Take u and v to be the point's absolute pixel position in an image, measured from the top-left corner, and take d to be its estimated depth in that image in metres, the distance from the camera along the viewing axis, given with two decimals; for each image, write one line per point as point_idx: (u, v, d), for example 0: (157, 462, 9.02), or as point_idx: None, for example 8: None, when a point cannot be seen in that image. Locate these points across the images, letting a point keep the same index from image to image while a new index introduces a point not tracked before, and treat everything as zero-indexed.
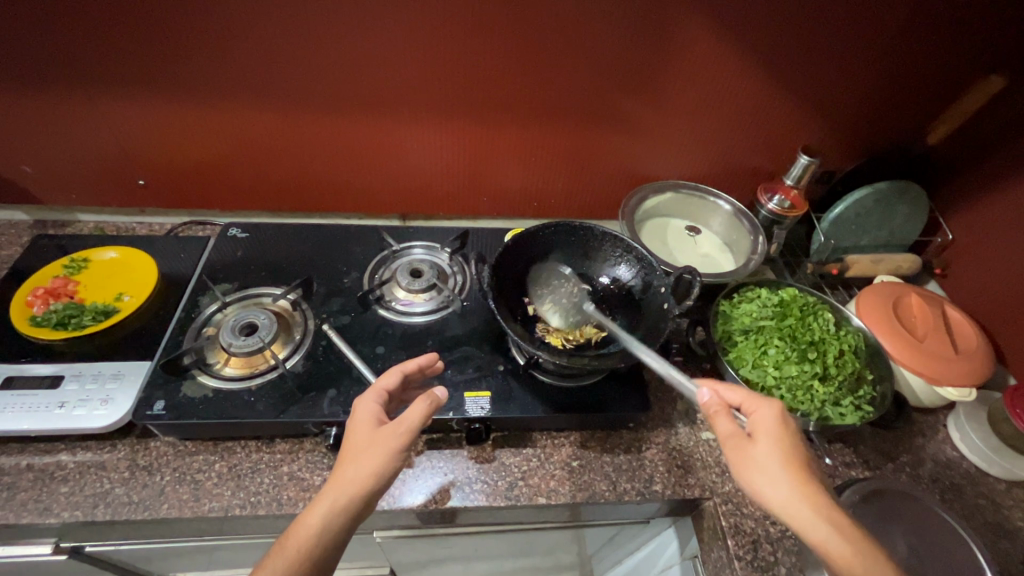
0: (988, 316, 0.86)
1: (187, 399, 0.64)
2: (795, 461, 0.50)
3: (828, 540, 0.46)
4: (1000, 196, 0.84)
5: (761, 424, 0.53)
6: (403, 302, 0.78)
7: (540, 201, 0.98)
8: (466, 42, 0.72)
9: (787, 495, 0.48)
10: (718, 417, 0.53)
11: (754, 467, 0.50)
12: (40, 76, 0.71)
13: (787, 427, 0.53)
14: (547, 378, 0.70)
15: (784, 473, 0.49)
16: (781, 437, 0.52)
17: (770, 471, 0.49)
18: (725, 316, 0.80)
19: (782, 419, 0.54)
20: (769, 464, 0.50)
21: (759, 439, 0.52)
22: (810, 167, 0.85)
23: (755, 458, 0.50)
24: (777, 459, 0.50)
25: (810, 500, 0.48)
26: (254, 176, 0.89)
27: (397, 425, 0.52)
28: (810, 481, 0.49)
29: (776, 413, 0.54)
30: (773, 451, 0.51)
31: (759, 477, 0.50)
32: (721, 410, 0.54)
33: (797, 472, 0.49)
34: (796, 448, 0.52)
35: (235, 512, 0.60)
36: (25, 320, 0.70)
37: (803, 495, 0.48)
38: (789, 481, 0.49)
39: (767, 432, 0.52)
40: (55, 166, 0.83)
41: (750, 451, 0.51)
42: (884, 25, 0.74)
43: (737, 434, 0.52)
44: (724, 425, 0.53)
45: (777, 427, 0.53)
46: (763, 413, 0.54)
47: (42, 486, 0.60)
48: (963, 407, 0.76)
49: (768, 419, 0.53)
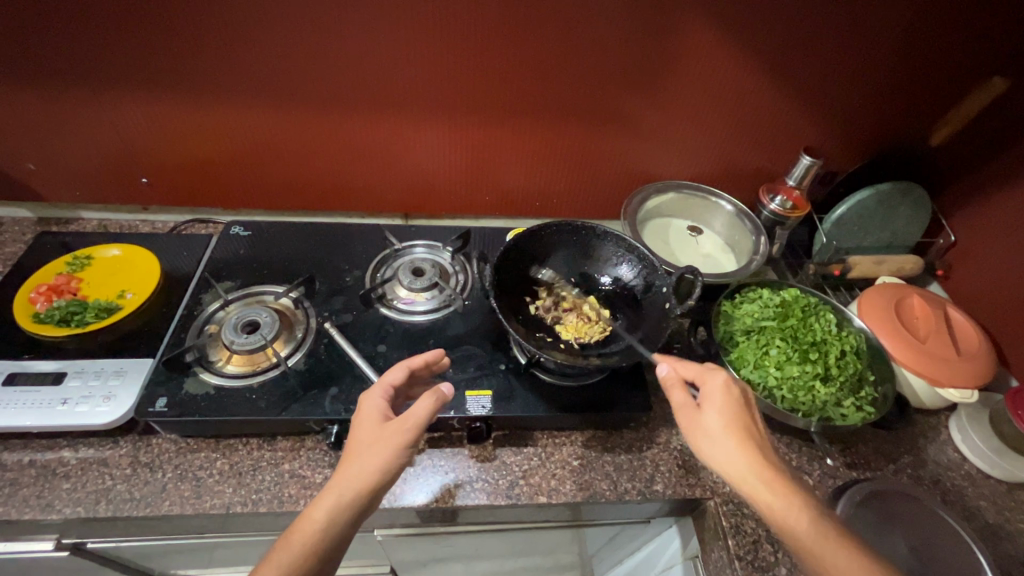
0: (991, 318, 0.86)
1: (189, 396, 0.64)
2: (737, 427, 0.53)
3: (765, 497, 0.49)
4: (1003, 197, 0.84)
5: (708, 394, 0.55)
6: (405, 302, 0.78)
7: (542, 201, 0.98)
8: (469, 41, 0.72)
9: (730, 458, 0.51)
10: (673, 390, 0.56)
11: (699, 434, 0.53)
12: (43, 74, 0.71)
13: (733, 395, 0.55)
14: (548, 377, 0.70)
15: (726, 438, 0.52)
16: (727, 405, 0.54)
17: (714, 437, 0.52)
18: (726, 316, 0.80)
19: (727, 390, 0.55)
20: (714, 431, 0.52)
21: (706, 407, 0.54)
22: (812, 168, 0.85)
23: (703, 426, 0.53)
24: (722, 426, 0.52)
25: (752, 463, 0.50)
26: (257, 174, 0.89)
27: (402, 421, 0.52)
28: (752, 445, 0.52)
29: (723, 381, 0.56)
30: (718, 418, 0.53)
31: (703, 442, 0.53)
32: (675, 382, 0.57)
33: (742, 438, 0.52)
34: (743, 414, 0.54)
35: (236, 509, 0.60)
36: (28, 316, 0.70)
37: (745, 458, 0.50)
38: (729, 445, 0.51)
39: (713, 401, 0.54)
40: (59, 165, 0.84)
41: (696, 419, 0.54)
42: (887, 25, 0.74)
43: (686, 404, 0.55)
44: (677, 397, 0.56)
45: (723, 397, 0.54)
46: (712, 382, 0.56)
47: (44, 482, 0.61)
48: (964, 409, 0.76)
49: (715, 389, 0.55)
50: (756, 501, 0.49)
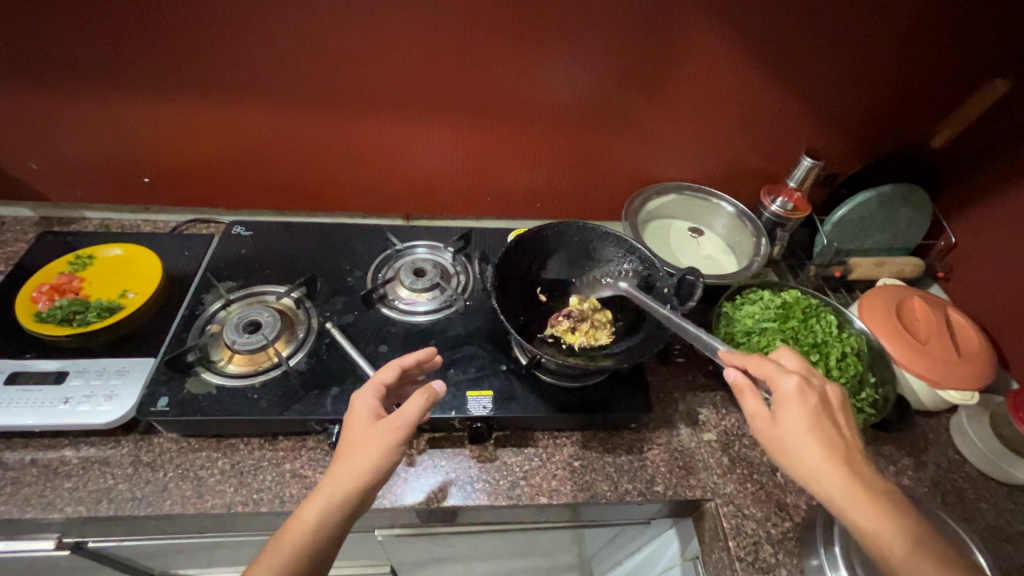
0: (991, 320, 0.86)
1: (190, 396, 0.64)
2: (820, 436, 0.49)
3: (857, 516, 0.46)
4: (1003, 199, 0.84)
5: (783, 400, 0.51)
6: (406, 302, 0.78)
7: (543, 202, 0.98)
8: (471, 42, 0.72)
9: (816, 474, 0.48)
10: (745, 396, 0.53)
11: (777, 443, 0.50)
12: (47, 73, 0.72)
13: (810, 399, 0.51)
14: (549, 378, 0.70)
15: (809, 449, 0.48)
16: (807, 413, 0.50)
17: (794, 448, 0.49)
18: (727, 318, 0.80)
19: (802, 395, 0.51)
20: (795, 444, 0.49)
21: (783, 415, 0.50)
22: (812, 170, 0.85)
23: (781, 436, 0.50)
24: (804, 438, 0.49)
25: (841, 479, 0.47)
26: (258, 174, 0.89)
27: (392, 420, 0.52)
28: (839, 457, 0.48)
29: (798, 385, 0.51)
30: (799, 430, 0.49)
31: (783, 452, 0.50)
32: (747, 388, 0.53)
33: (827, 450, 0.48)
34: (825, 421, 0.50)
35: (237, 509, 0.60)
36: (30, 315, 0.70)
37: (833, 474, 0.47)
38: (811, 456, 0.48)
39: (790, 409, 0.50)
40: (61, 164, 0.84)
41: (773, 428, 0.51)
42: (888, 27, 0.74)
43: (761, 414, 0.52)
44: (751, 404, 0.52)
45: (800, 405, 0.50)
46: (785, 388, 0.52)
47: (46, 481, 0.61)
48: (965, 410, 0.76)
49: (791, 396, 0.51)
50: (843, 515, 0.47)
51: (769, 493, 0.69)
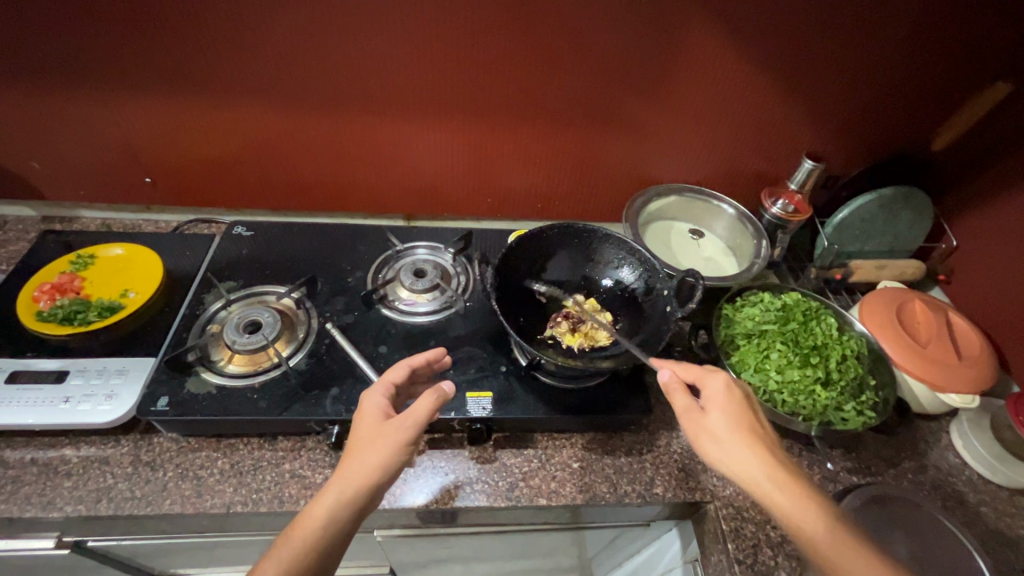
0: (993, 323, 0.86)
1: (190, 395, 0.64)
2: (744, 428, 0.52)
3: (779, 498, 0.48)
4: (1005, 202, 0.84)
5: (711, 396, 0.55)
6: (407, 302, 0.78)
7: (544, 203, 0.98)
8: (471, 42, 0.72)
9: (739, 460, 0.50)
10: (676, 393, 0.55)
11: (706, 436, 0.52)
12: (48, 72, 0.72)
13: (735, 396, 0.55)
14: (549, 379, 0.70)
15: (735, 439, 0.51)
16: (731, 406, 0.54)
17: (722, 439, 0.51)
18: (727, 319, 0.80)
19: (728, 391, 0.55)
20: (722, 433, 0.52)
21: (711, 410, 0.54)
22: (814, 172, 0.85)
23: (710, 428, 0.52)
24: (728, 427, 0.52)
25: (763, 464, 0.49)
26: (260, 174, 0.89)
27: (404, 418, 0.53)
28: (761, 445, 0.51)
29: (724, 382, 0.56)
30: (724, 420, 0.52)
31: (710, 443, 0.52)
32: (677, 386, 0.56)
33: (750, 438, 0.51)
34: (748, 415, 0.53)
35: (236, 508, 0.60)
36: (32, 314, 0.71)
37: (756, 460, 0.50)
38: (738, 445, 0.51)
39: (716, 402, 0.54)
40: (62, 163, 0.84)
41: (702, 421, 0.53)
42: (889, 29, 0.74)
43: (690, 407, 0.54)
44: (681, 400, 0.55)
45: (726, 397, 0.54)
46: (714, 384, 0.55)
47: (46, 480, 0.61)
48: (965, 414, 0.76)
49: (718, 391, 0.55)
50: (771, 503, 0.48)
51: None
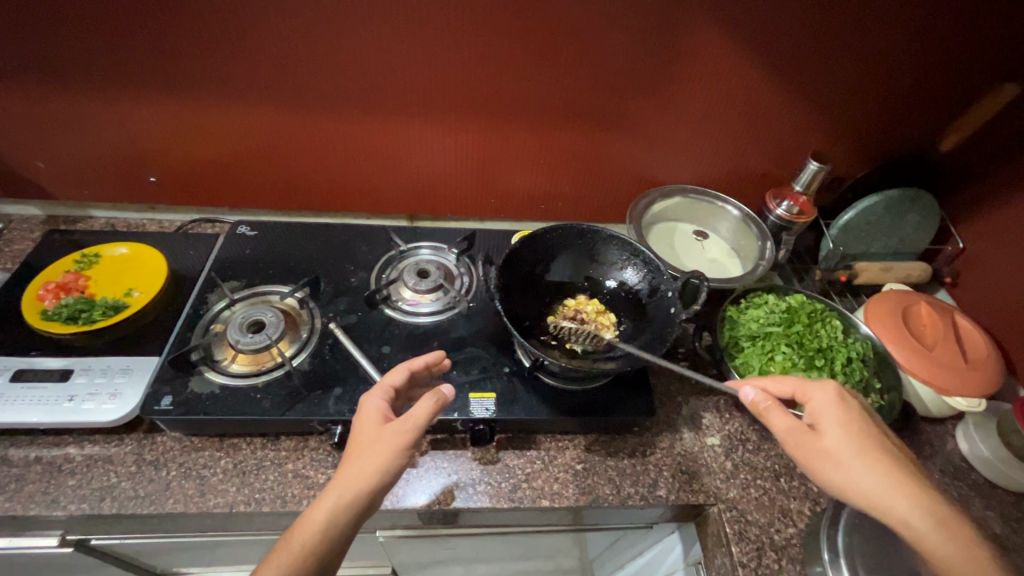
0: (999, 326, 0.85)
1: (194, 395, 0.64)
2: (866, 446, 0.50)
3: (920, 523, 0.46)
4: (1012, 204, 0.83)
5: (823, 411, 0.52)
6: (410, 302, 0.78)
7: (547, 204, 0.98)
8: (475, 43, 0.72)
9: (864, 482, 0.48)
10: (776, 414, 0.53)
11: (822, 460, 0.50)
12: (55, 71, 0.72)
13: (847, 407, 0.52)
14: (552, 381, 0.70)
15: (860, 459, 0.49)
16: (845, 420, 0.51)
17: (843, 461, 0.49)
18: (731, 321, 0.80)
19: (840, 404, 0.52)
20: (840, 453, 0.49)
21: (824, 428, 0.51)
22: (818, 174, 0.84)
23: (825, 449, 0.50)
24: (850, 446, 0.50)
25: (892, 484, 0.47)
26: (264, 175, 0.89)
27: (403, 422, 0.52)
28: (886, 462, 0.49)
29: (833, 394, 0.53)
30: (841, 440, 0.50)
31: (830, 467, 0.49)
32: (774, 406, 0.53)
33: (871, 456, 0.49)
34: (866, 428, 0.51)
35: (239, 508, 0.60)
36: (36, 313, 0.71)
37: (884, 480, 0.47)
38: (865, 467, 0.48)
39: (829, 418, 0.51)
40: (67, 163, 0.84)
41: (815, 443, 0.50)
42: (896, 30, 0.73)
43: (799, 428, 0.51)
44: (786, 421, 0.52)
45: (840, 411, 0.52)
46: (820, 398, 0.53)
47: (50, 478, 0.61)
48: (971, 417, 0.75)
49: (828, 404, 0.52)
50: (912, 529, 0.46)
51: (772, 499, 0.68)
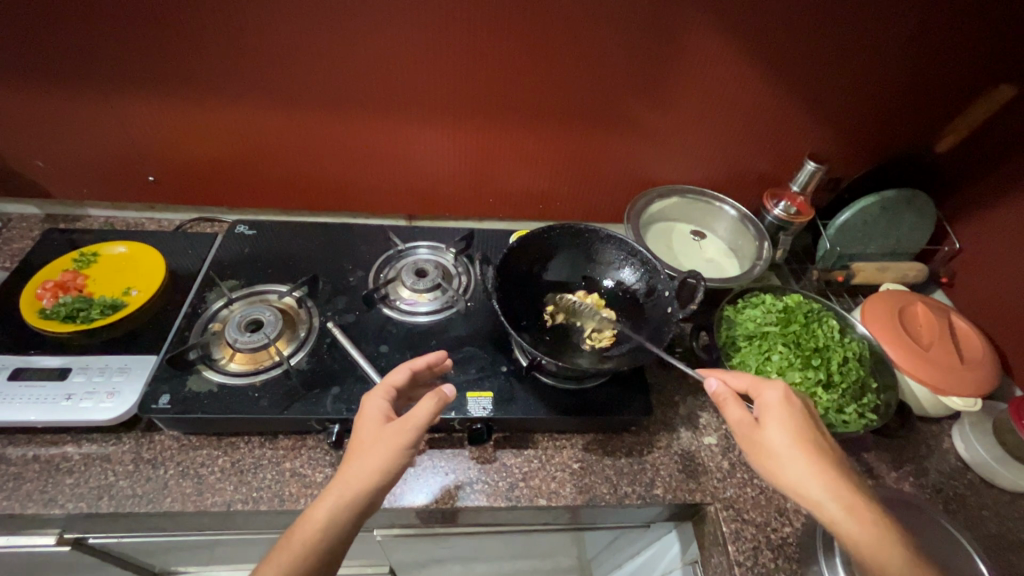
0: (995, 326, 0.86)
1: (192, 393, 0.64)
2: (806, 444, 0.51)
3: (845, 521, 0.47)
4: (1008, 205, 0.83)
5: (769, 408, 0.54)
6: (408, 302, 0.78)
7: (545, 204, 0.98)
8: (473, 43, 0.72)
9: (796, 477, 0.49)
10: (728, 405, 0.54)
11: (762, 453, 0.52)
12: (53, 70, 0.72)
13: (793, 407, 0.54)
14: (549, 380, 0.70)
15: (796, 456, 0.50)
16: (789, 418, 0.53)
17: (781, 455, 0.50)
18: (729, 321, 0.80)
19: (787, 403, 0.54)
20: (778, 448, 0.51)
21: (767, 423, 0.53)
22: (816, 174, 0.84)
23: (765, 443, 0.52)
24: (788, 443, 0.51)
25: (822, 481, 0.48)
26: (262, 174, 0.89)
27: (404, 422, 0.52)
28: (823, 461, 0.50)
29: (781, 394, 0.54)
30: (781, 436, 0.51)
31: (769, 460, 0.51)
32: (729, 398, 0.55)
33: (809, 454, 0.50)
34: (808, 428, 0.52)
35: (237, 507, 0.61)
36: (34, 311, 0.71)
37: (816, 477, 0.49)
38: (800, 464, 0.50)
39: (773, 414, 0.53)
40: (66, 162, 0.84)
41: (758, 437, 0.52)
42: (892, 31, 0.74)
43: (745, 421, 0.53)
44: (735, 413, 0.54)
45: (784, 409, 0.53)
46: (769, 396, 0.54)
47: (48, 477, 0.61)
48: (967, 417, 0.76)
49: (775, 403, 0.54)
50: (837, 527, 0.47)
51: (769, 499, 0.68)
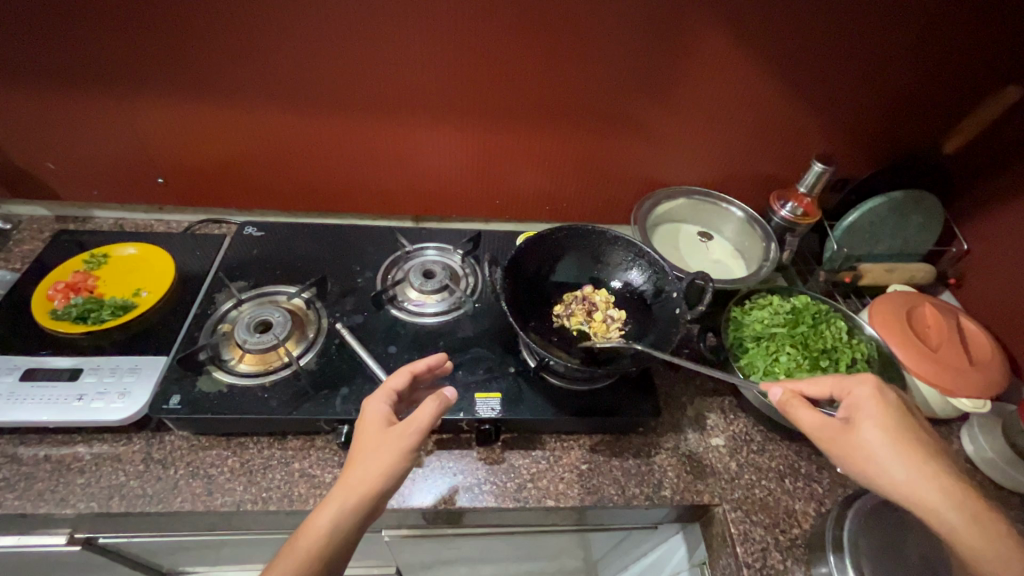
0: (1004, 327, 0.86)
1: (202, 394, 0.65)
2: (905, 442, 0.50)
3: (955, 520, 0.47)
4: (1016, 206, 0.83)
5: (862, 406, 0.53)
6: (416, 303, 0.78)
7: (552, 205, 0.98)
8: (481, 46, 0.73)
9: (901, 478, 0.49)
10: (800, 409, 0.54)
11: (858, 454, 0.51)
12: (66, 74, 0.73)
13: (886, 403, 0.53)
14: (557, 381, 0.70)
15: (896, 456, 0.50)
16: (884, 415, 0.52)
17: (881, 456, 0.50)
18: (735, 322, 0.80)
19: (880, 400, 0.53)
20: (877, 449, 0.50)
21: (862, 423, 0.52)
22: (823, 175, 0.84)
23: (861, 444, 0.51)
24: (887, 442, 0.50)
25: (928, 479, 0.48)
26: (271, 176, 0.90)
27: (406, 425, 0.53)
28: (925, 458, 0.50)
29: (873, 390, 0.54)
30: (879, 436, 0.51)
31: (869, 462, 0.50)
32: (797, 401, 0.55)
33: (911, 453, 0.50)
34: (905, 424, 0.52)
35: (246, 507, 0.61)
36: (46, 313, 0.72)
37: (922, 476, 0.48)
38: (903, 464, 0.49)
39: (867, 414, 0.52)
40: (77, 164, 0.85)
41: (853, 438, 0.52)
42: (900, 33, 0.74)
43: (836, 423, 0.53)
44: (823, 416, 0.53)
45: (879, 407, 0.52)
46: (859, 394, 0.54)
47: (59, 476, 0.62)
48: (976, 418, 0.75)
49: (867, 400, 0.53)
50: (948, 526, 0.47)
51: (777, 500, 0.68)
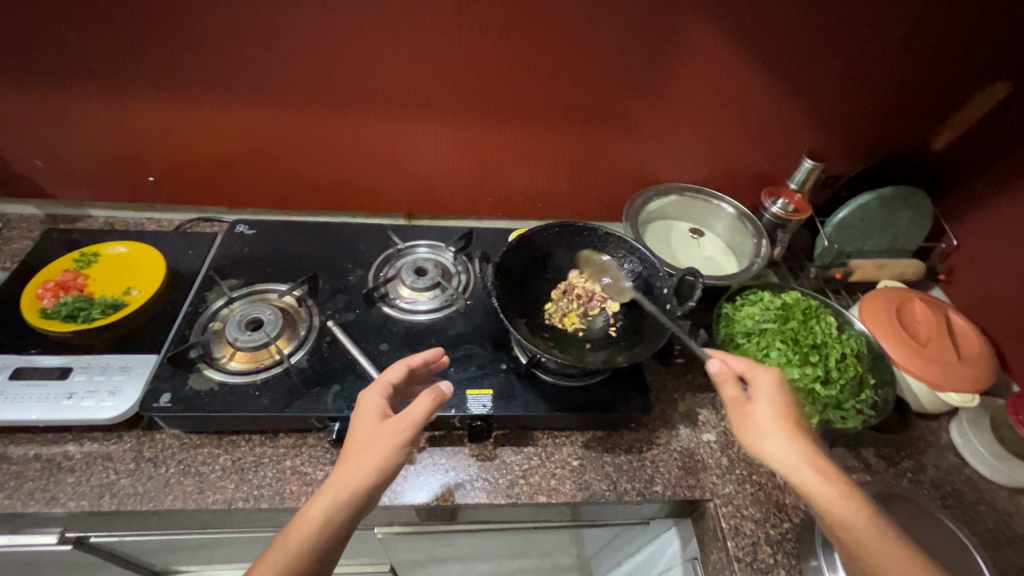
0: (992, 322, 0.86)
1: (192, 392, 0.65)
2: (790, 423, 0.52)
3: (825, 499, 0.48)
4: (1005, 202, 0.83)
5: (760, 388, 0.55)
6: (408, 300, 0.78)
7: (543, 203, 0.98)
8: (471, 42, 0.73)
9: (781, 450, 0.50)
10: (726, 383, 0.56)
11: (748, 428, 0.53)
12: (52, 71, 0.72)
13: (784, 390, 0.55)
14: (549, 377, 0.71)
15: (780, 433, 0.51)
16: (778, 399, 0.54)
17: (767, 432, 0.52)
18: (727, 318, 0.81)
19: (777, 385, 0.55)
20: (766, 424, 0.52)
21: (757, 401, 0.54)
22: (814, 171, 0.85)
23: (753, 419, 0.53)
24: (774, 420, 0.52)
25: (804, 458, 0.49)
26: (261, 174, 0.89)
27: (401, 419, 0.53)
28: (806, 441, 0.51)
29: (773, 377, 0.56)
30: (769, 414, 0.52)
31: (755, 434, 0.52)
32: (729, 377, 0.57)
33: (794, 433, 0.51)
34: (794, 411, 0.53)
35: (238, 505, 0.61)
36: (35, 312, 0.71)
37: (798, 453, 0.50)
38: (784, 441, 0.51)
39: (762, 393, 0.54)
40: (65, 162, 0.85)
41: (747, 413, 0.54)
42: (888, 29, 0.74)
43: (738, 398, 0.55)
44: (730, 390, 0.56)
45: (774, 391, 0.54)
46: (762, 378, 0.56)
47: (49, 476, 0.61)
48: (965, 413, 0.76)
49: (766, 384, 0.55)
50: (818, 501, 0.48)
51: (767, 495, 0.69)
